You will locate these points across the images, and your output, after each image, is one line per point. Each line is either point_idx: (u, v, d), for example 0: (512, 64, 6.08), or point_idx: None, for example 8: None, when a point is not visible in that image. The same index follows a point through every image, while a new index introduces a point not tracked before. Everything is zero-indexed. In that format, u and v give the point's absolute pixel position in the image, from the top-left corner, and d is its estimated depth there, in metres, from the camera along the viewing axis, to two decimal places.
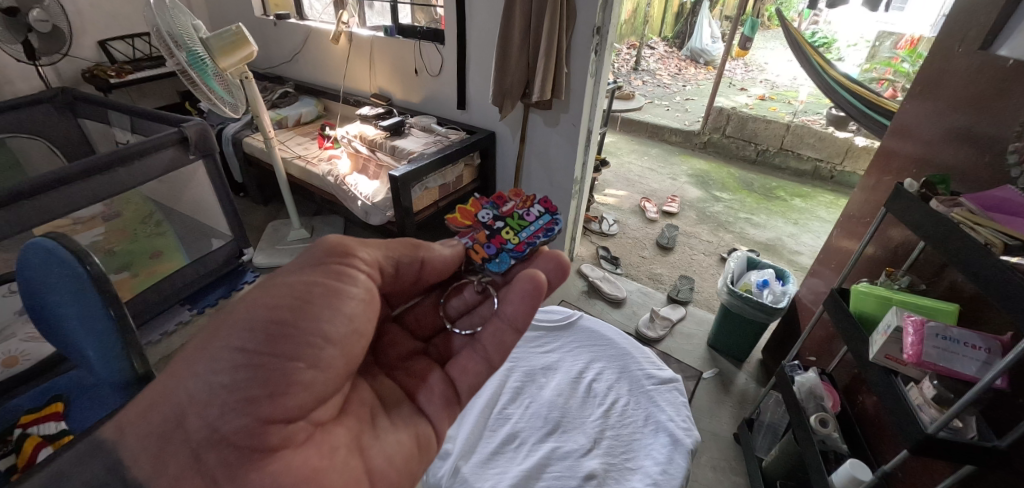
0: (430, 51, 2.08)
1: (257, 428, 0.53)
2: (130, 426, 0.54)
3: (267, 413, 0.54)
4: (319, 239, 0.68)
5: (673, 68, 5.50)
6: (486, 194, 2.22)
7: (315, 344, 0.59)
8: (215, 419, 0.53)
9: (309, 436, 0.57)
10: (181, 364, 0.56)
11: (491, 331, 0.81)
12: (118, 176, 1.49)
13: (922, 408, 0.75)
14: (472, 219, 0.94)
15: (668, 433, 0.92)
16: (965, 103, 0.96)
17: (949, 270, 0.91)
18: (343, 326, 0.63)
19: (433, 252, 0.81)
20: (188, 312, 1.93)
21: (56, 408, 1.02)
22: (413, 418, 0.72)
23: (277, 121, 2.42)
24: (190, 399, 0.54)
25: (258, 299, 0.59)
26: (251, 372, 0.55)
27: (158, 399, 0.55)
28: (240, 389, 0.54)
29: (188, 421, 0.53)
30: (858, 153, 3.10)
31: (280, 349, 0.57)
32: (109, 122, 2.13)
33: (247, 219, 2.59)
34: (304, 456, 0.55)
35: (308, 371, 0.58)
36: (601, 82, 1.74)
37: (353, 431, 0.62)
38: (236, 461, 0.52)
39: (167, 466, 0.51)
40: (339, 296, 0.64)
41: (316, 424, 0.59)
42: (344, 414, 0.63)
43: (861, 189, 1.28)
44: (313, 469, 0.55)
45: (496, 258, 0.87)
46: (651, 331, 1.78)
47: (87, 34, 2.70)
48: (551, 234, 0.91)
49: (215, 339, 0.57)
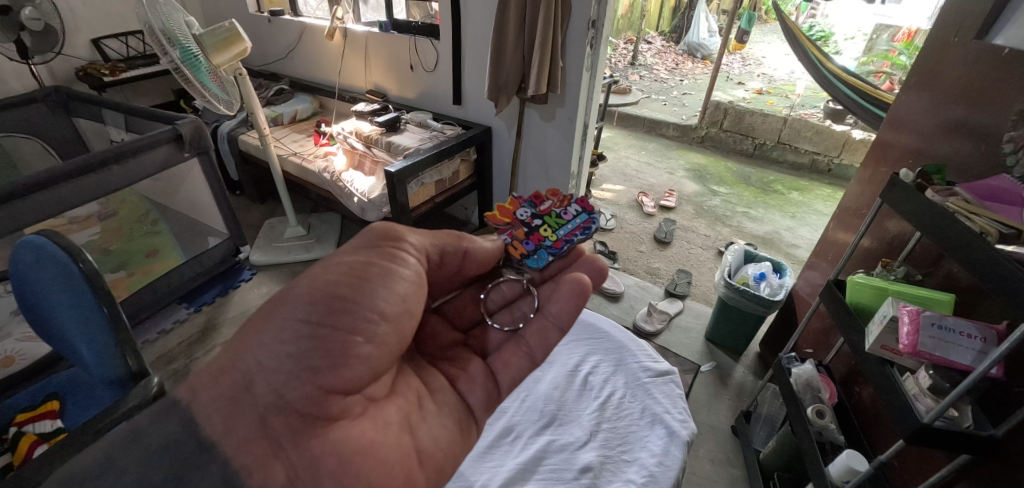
0: (425, 47, 2.07)
1: (319, 397, 0.61)
2: (203, 388, 0.59)
3: (327, 383, 0.61)
4: (372, 224, 0.76)
5: (670, 63, 5.47)
6: (482, 190, 2.21)
7: (370, 319, 0.67)
8: (281, 385, 0.60)
9: (363, 410, 0.65)
10: (245, 337, 0.63)
11: (535, 330, 0.84)
12: (111, 174, 1.48)
13: (918, 398, 0.75)
14: (510, 216, 0.96)
15: (664, 425, 0.92)
16: (960, 93, 0.96)
17: (945, 260, 0.91)
18: (396, 304, 0.70)
19: (475, 244, 0.86)
20: (185, 310, 1.92)
21: (52, 406, 1.02)
22: (455, 405, 0.77)
23: (273, 118, 2.41)
24: (257, 366, 0.61)
25: (320, 275, 0.68)
26: (312, 342, 0.63)
27: (223, 368, 0.61)
28: (304, 359, 0.62)
29: (255, 386, 0.60)
30: (856, 146, 3.09)
31: (340, 322, 0.65)
32: (103, 121, 2.11)
33: (243, 217, 2.58)
34: (360, 428, 0.62)
35: (364, 345, 0.65)
36: (597, 76, 1.73)
37: (402, 410, 0.69)
38: (300, 426, 0.59)
39: (236, 427, 0.57)
40: (391, 276, 0.71)
41: (369, 400, 0.66)
42: (393, 394, 0.70)
43: (857, 181, 1.28)
44: (369, 440, 0.61)
45: (534, 254, 0.92)
46: (649, 325, 1.78)
47: (80, 32, 2.67)
48: (590, 232, 0.95)
49: (277, 313, 0.65)
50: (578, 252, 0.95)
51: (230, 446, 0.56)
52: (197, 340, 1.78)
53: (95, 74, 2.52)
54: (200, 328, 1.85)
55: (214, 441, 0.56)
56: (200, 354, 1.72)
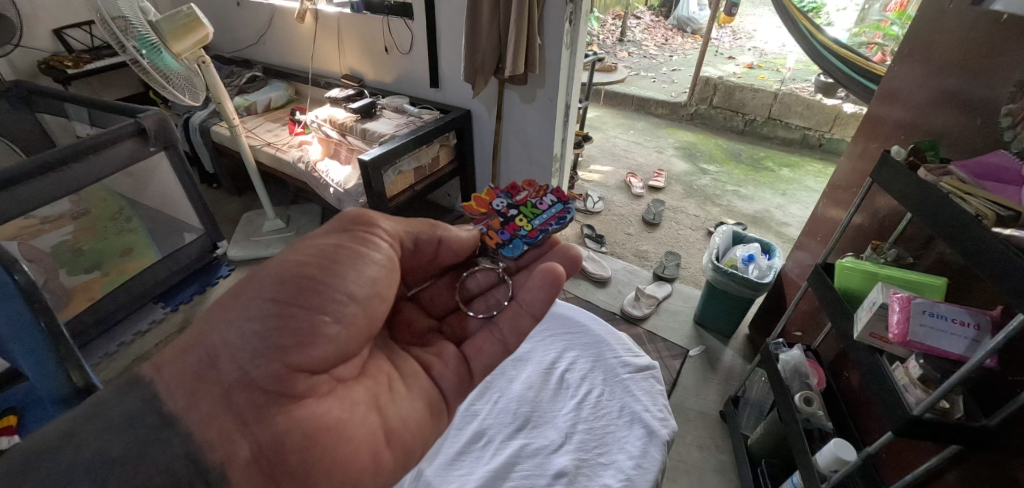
0: (400, 27, 1.96)
1: (284, 375, 0.57)
2: (167, 365, 0.55)
3: (294, 361, 0.58)
4: (344, 209, 0.73)
5: (659, 38, 5.33)
6: (464, 176, 2.15)
7: (339, 300, 0.63)
8: (246, 363, 0.56)
9: (331, 390, 0.60)
10: (213, 311, 0.59)
11: (509, 316, 0.82)
12: (72, 173, 1.38)
13: (908, 388, 0.72)
14: (486, 207, 0.92)
15: (643, 424, 0.89)
16: (955, 63, 0.91)
17: (937, 241, 0.87)
18: (366, 287, 0.66)
19: (450, 233, 0.82)
20: (161, 310, 1.82)
21: (7, 421, 0.96)
22: (426, 387, 0.72)
23: (245, 107, 2.30)
24: (223, 344, 0.57)
25: (288, 255, 0.64)
26: (279, 321, 0.59)
27: (190, 343, 0.57)
28: (269, 338, 0.58)
29: (220, 362, 0.56)
30: (847, 120, 3.05)
31: (306, 301, 0.61)
32: (67, 115, 1.98)
33: (220, 211, 2.49)
34: (326, 406, 0.57)
35: (332, 325, 0.62)
36: (577, 54, 1.66)
37: (371, 392, 0.64)
38: (263, 403, 0.55)
39: (199, 402, 0.53)
40: (362, 259, 0.68)
41: (337, 380, 0.62)
42: (363, 375, 0.66)
43: (847, 157, 1.24)
44: (335, 419, 0.57)
45: (509, 243, 0.88)
46: (637, 309, 1.76)
47: (39, 22, 2.50)
48: (564, 222, 0.90)
49: (245, 290, 0.61)
50: (553, 241, 0.91)
51: (193, 420, 0.52)
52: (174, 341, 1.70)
53: (58, 67, 2.38)
54: (176, 327, 1.76)
55: (176, 416, 0.51)
56: None
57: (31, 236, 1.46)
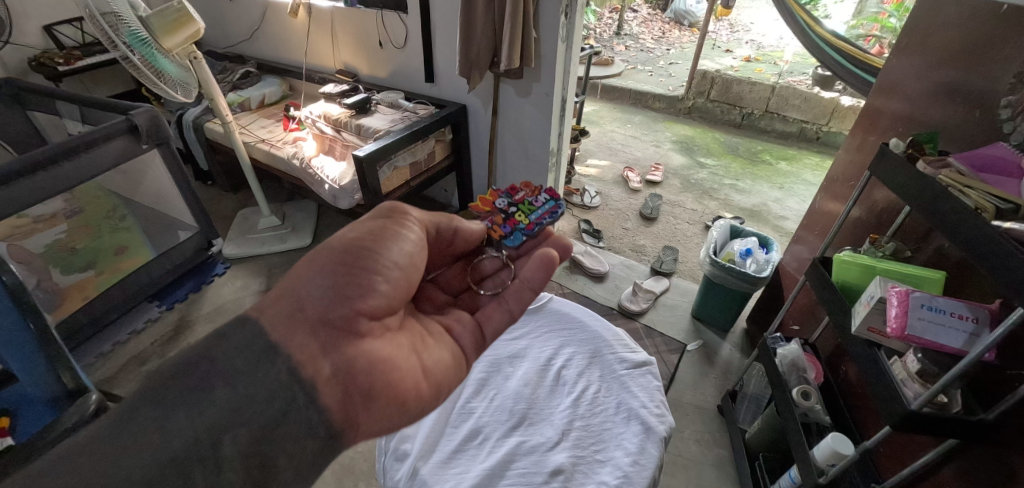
0: (394, 21, 1.93)
1: (350, 316, 0.63)
2: (266, 310, 0.60)
3: (358, 306, 0.64)
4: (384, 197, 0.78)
5: (656, 31, 5.29)
6: (461, 171, 2.13)
7: (388, 265, 0.68)
8: (324, 306, 0.62)
9: (382, 333, 0.66)
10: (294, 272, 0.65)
11: (514, 290, 0.83)
12: (64, 171, 1.36)
13: (906, 383, 0.72)
14: (488, 206, 0.96)
15: (640, 421, 0.88)
16: (954, 55, 0.90)
17: (935, 234, 0.87)
18: (407, 256, 0.71)
19: (467, 223, 0.85)
20: (157, 308, 1.80)
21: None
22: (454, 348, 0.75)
23: (239, 103, 2.27)
24: (304, 296, 0.62)
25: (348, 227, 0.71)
26: (344, 277, 0.65)
27: (279, 295, 0.62)
28: (337, 288, 0.64)
29: (307, 308, 0.61)
30: (844, 113, 3.04)
31: (364, 262, 0.67)
32: (59, 113, 1.95)
33: (215, 208, 2.47)
34: (380, 344, 0.64)
35: (383, 282, 0.67)
36: (573, 47, 1.64)
37: (411, 339, 0.69)
38: (334, 337, 0.61)
39: (293, 333, 0.59)
40: (402, 235, 0.73)
41: (387, 327, 0.68)
42: (404, 327, 0.71)
43: (845, 150, 1.23)
44: (386, 354, 0.63)
45: (510, 235, 0.90)
46: (634, 304, 1.76)
47: (29, 18, 2.46)
48: (557, 216, 0.93)
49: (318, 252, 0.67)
50: (549, 232, 0.93)
51: (289, 345, 0.57)
52: (170, 340, 1.68)
53: (48, 63, 2.35)
54: (172, 326, 1.74)
55: (276, 343, 0.57)
56: (174, 352, 1.63)
57: (23, 235, 1.46)
